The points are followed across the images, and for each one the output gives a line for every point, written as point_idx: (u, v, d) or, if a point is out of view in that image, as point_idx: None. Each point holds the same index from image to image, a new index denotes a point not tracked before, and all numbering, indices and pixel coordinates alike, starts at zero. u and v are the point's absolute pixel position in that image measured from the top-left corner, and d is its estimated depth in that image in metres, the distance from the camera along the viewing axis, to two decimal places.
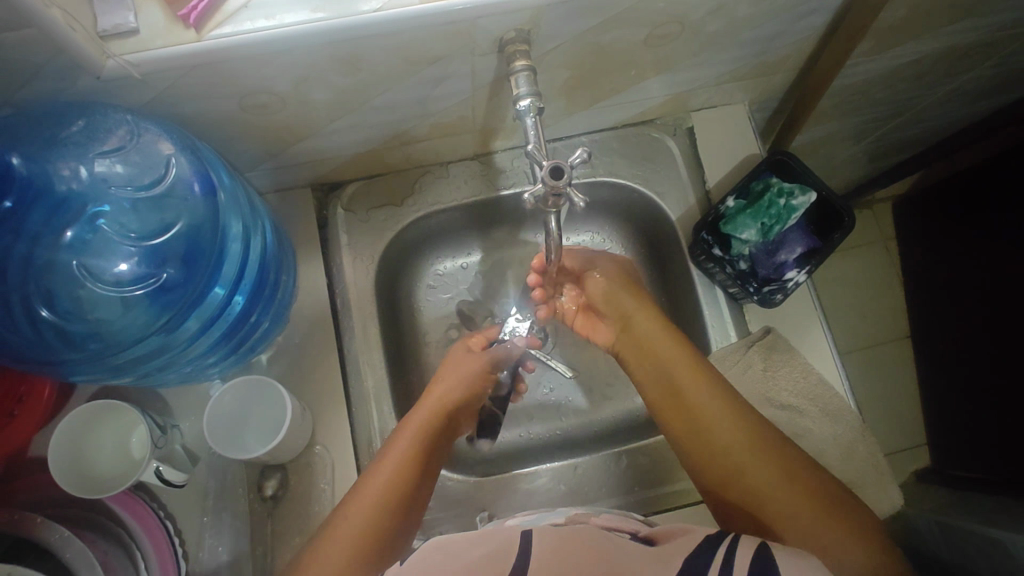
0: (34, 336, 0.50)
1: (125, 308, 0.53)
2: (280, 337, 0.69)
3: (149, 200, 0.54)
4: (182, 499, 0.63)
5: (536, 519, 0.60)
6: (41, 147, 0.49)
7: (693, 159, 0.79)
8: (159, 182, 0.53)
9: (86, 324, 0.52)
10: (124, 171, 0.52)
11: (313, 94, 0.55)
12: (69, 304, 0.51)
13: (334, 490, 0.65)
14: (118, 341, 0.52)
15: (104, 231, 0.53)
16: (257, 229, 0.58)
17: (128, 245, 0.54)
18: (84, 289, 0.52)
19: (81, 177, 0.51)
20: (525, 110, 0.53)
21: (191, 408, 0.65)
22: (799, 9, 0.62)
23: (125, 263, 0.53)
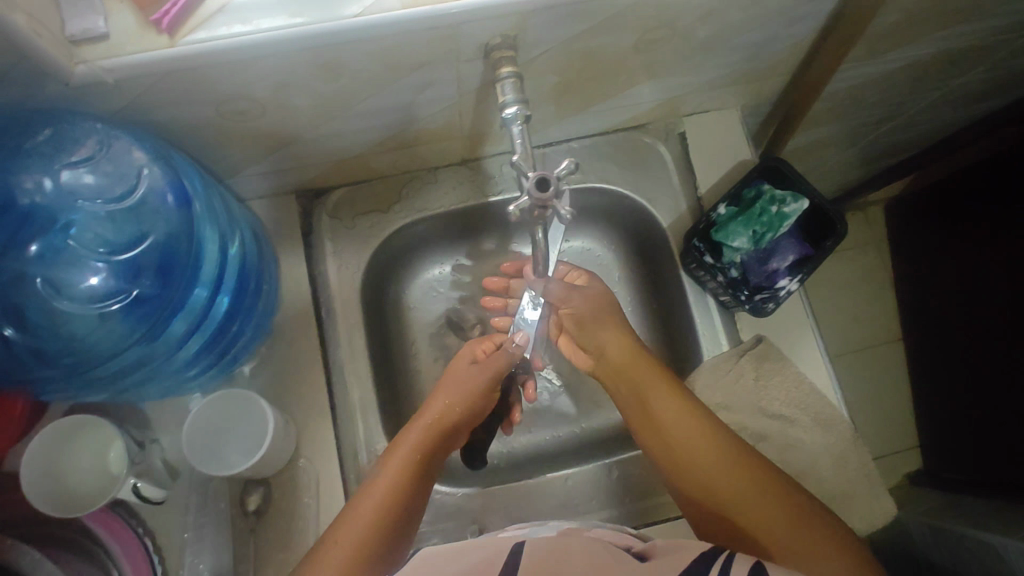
0: (5, 351, 0.48)
1: (97, 324, 0.51)
2: (264, 348, 0.67)
3: (121, 212, 0.52)
4: (160, 515, 0.61)
5: (529, 531, 0.59)
6: (7, 159, 0.47)
7: (685, 165, 0.78)
8: (131, 192, 0.51)
9: (60, 341, 0.50)
10: (94, 182, 0.51)
11: (293, 100, 0.54)
12: (39, 318, 0.50)
13: (320, 504, 0.64)
14: (95, 355, 0.50)
15: (74, 244, 0.52)
16: (235, 236, 0.56)
17: (97, 259, 0.52)
18: (54, 306, 0.51)
19: (46, 189, 0.49)
20: (511, 117, 0.51)
21: (171, 422, 0.64)
22: (790, 15, 0.60)
23: (97, 276, 0.52)
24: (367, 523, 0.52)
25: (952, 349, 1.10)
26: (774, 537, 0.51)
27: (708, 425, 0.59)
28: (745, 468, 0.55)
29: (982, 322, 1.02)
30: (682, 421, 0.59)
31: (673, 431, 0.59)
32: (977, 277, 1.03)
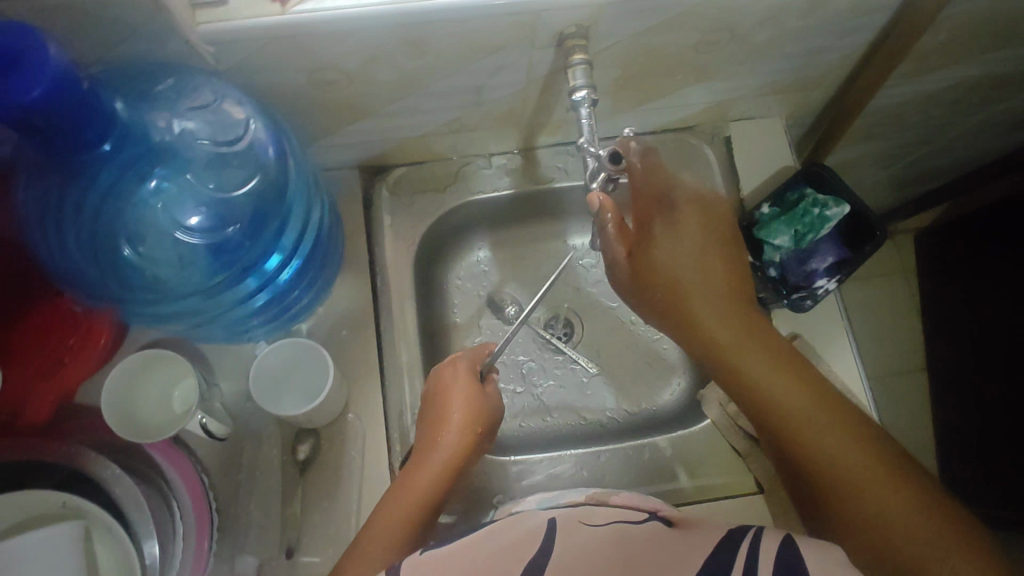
0: (100, 269, 0.54)
1: (180, 263, 0.56)
2: (321, 309, 0.71)
3: (221, 159, 0.56)
4: (215, 454, 0.65)
5: (555, 498, 0.61)
6: (135, 97, 0.51)
7: (729, 167, 0.81)
8: (233, 143, 0.56)
9: (146, 272, 0.56)
10: (206, 129, 0.55)
11: (377, 74, 0.58)
12: (135, 240, 0.55)
13: (364, 457, 0.67)
14: (171, 290, 0.55)
15: (176, 186, 0.56)
16: (316, 203, 0.61)
17: (200, 201, 0.57)
18: (148, 239, 0.56)
19: (174, 131, 0.54)
20: (581, 101, 0.56)
21: (233, 369, 0.68)
22: (843, 26, 0.64)
23: (194, 215, 0.57)
24: (401, 522, 0.58)
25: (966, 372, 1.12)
26: (890, 528, 0.54)
27: (844, 418, 0.59)
28: (882, 466, 0.56)
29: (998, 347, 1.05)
30: (824, 435, 0.58)
31: (809, 435, 0.58)
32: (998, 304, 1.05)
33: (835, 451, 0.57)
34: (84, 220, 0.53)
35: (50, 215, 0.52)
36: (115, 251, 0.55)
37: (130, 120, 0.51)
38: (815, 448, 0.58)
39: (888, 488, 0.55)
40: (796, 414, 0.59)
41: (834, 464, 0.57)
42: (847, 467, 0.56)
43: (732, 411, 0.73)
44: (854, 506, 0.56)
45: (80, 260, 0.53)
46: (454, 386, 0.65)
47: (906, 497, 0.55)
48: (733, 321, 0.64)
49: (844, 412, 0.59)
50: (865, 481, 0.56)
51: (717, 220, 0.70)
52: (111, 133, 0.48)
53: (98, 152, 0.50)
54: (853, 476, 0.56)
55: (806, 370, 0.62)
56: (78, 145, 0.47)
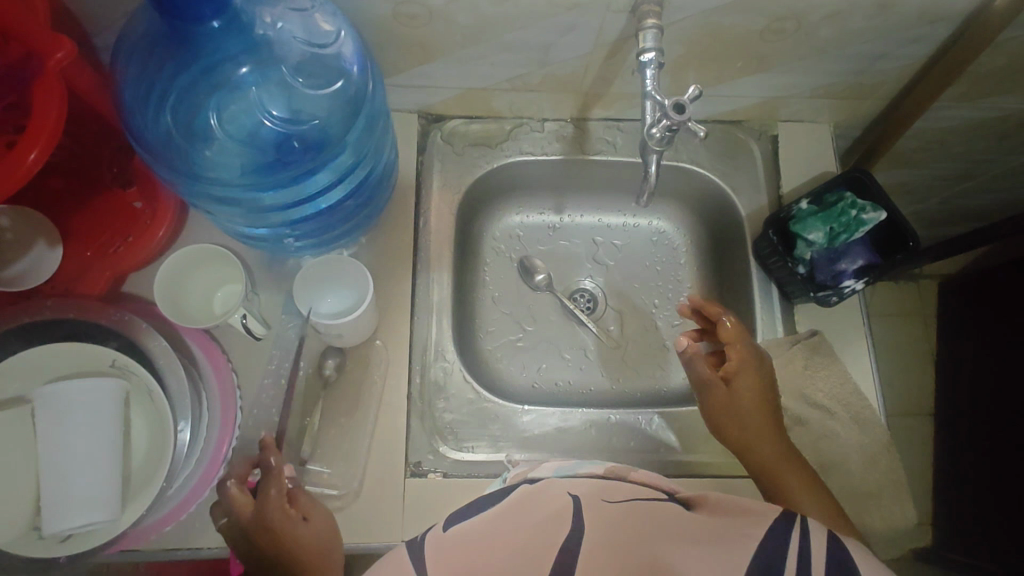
0: (176, 140, 0.58)
1: (244, 153, 0.60)
2: (363, 239, 0.74)
3: (308, 66, 0.60)
4: (244, 356, 0.68)
5: (572, 467, 0.62)
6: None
7: (772, 164, 0.83)
8: (321, 50, 0.59)
9: (215, 154, 0.59)
10: (302, 33, 0.58)
11: (456, 15, 0.62)
12: (215, 119, 0.59)
13: (385, 383, 0.70)
14: (233, 177, 0.59)
15: (262, 82, 0.60)
16: (381, 132, 0.64)
17: (280, 101, 0.61)
18: (226, 124, 0.60)
19: (275, 28, 0.58)
20: (647, 62, 0.58)
21: (273, 281, 0.71)
22: (905, 33, 0.66)
23: (272, 110, 0.60)
24: None
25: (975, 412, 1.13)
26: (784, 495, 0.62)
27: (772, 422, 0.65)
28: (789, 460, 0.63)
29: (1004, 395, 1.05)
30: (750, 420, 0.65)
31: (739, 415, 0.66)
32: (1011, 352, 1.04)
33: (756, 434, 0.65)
34: (176, 89, 0.57)
35: (147, 77, 0.55)
36: (193, 126, 0.59)
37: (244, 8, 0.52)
38: (784, 475, 0.63)
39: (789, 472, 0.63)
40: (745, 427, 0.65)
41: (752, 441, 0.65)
42: (761, 446, 0.64)
43: None
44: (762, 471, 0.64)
45: (163, 126, 0.57)
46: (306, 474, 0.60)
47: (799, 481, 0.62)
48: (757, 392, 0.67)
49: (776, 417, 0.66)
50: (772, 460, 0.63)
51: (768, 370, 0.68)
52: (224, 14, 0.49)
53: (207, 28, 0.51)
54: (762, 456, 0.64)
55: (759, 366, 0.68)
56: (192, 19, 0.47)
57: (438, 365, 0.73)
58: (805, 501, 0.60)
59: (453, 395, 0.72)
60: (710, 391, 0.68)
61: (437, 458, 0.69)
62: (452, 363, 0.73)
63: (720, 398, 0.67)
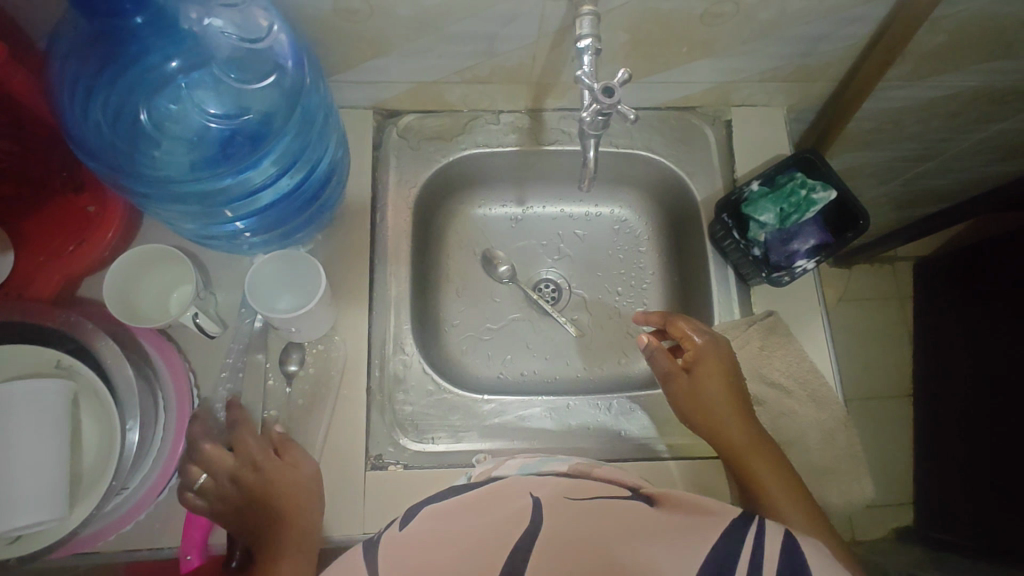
0: (116, 139, 0.58)
1: (188, 151, 0.61)
2: (320, 236, 0.75)
3: (242, 61, 0.60)
4: (202, 356, 0.68)
5: (536, 465, 0.62)
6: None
7: (726, 149, 0.84)
8: (252, 45, 0.58)
9: (156, 153, 0.59)
10: (225, 26, 0.56)
11: (397, 9, 0.62)
12: (158, 121, 0.60)
13: (344, 378, 0.70)
14: (174, 176, 0.59)
15: (204, 80, 0.61)
16: (326, 128, 0.64)
17: (220, 99, 0.62)
18: (172, 123, 0.61)
19: (202, 25, 0.56)
20: (584, 49, 0.58)
21: (230, 280, 0.71)
22: (844, 14, 0.67)
23: (213, 107, 0.62)
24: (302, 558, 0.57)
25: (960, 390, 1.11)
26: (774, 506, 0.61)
27: (753, 427, 0.66)
28: (777, 467, 0.64)
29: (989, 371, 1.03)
30: (733, 427, 0.66)
31: (720, 423, 0.66)
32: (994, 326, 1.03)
33: (738, 440, 0.65)
34: (115, 91, 0.57)
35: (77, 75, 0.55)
36: (136, 130, 0.59)
37: (165, 1, 0.53)
38: (771, 487, 0.62)
39: (780, 483, 0.62)
40: (731, 437, 0.65)
41: (739, 451, 0.65)
42: (749, 457, 0.64)
43: None
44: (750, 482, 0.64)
45: (103, 129, 0.57)
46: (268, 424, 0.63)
47: (789, 491, 0.62)
48: (722, 384, 0.68)
49: (757, 427, 0.66)
50: (762, 472, 0.63)
51: (728, 359, 0.69)
52: (144, 7, 0.52)
53: (132, 23, 0.53)
54: (751, 466, 0.64)
55: (737, 377, 0.69)
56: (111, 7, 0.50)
57: (397, 358, 0.73)
58: (784, 506, 0.61)
59: (413, 387, 0.73)
60: (674, 381, 0.69)
61: (397, 450, 0.69)
62: (411, 356, 0.73)
63: (685, 386, 0.68)
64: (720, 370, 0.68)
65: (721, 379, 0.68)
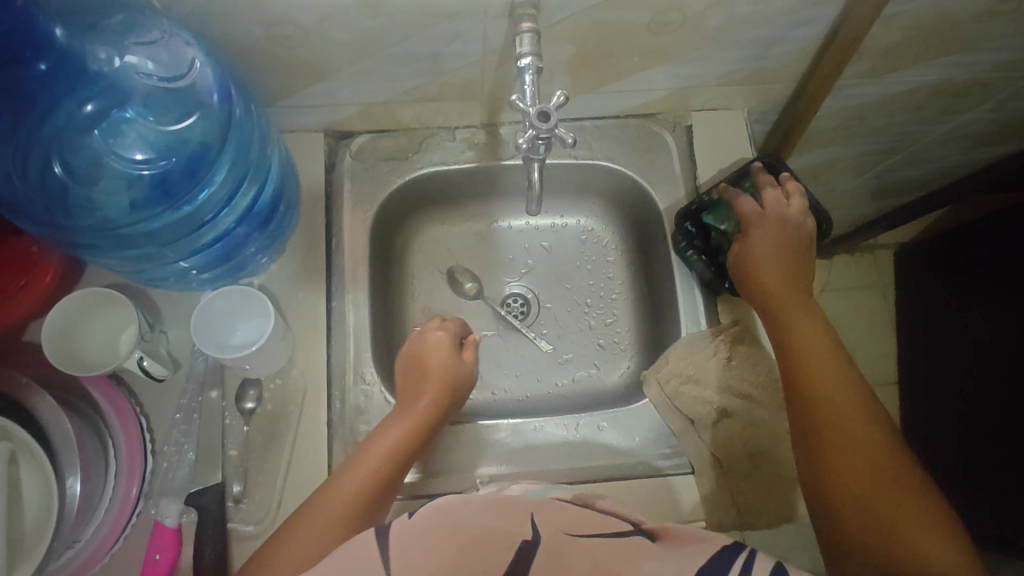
0: (42, 189, 0.56)
1: (127, 187, 0.58)
2: (273, 265, 0.73)
3: (168, 98, 0.58)
4: (155, 398, 0.66)
5: (542, 491, 0.59)
6: (81, 27, 0.52)
7: (687, 155, 0.82)
8: (177, 81, 0.57)
9: (87, 197, 0.57)
10: (151, 68, 0.56)
11: (334, 33, 0.60)
12: (83, 169, 0.58)
13: (303, 412, 0.68)
14: (111, 219, 0.58)
15: (126, 120, 0.58)
16: (261, 158, 0.63)
17: (144, 138, 0.58)
18: (105, 160, 0.58)
19: (114, 64, 0.55)
20: (525, 68, 0.57)
21: (181, 317, 0.69)
22: (795, 16, 0.66)
23: (140, 152, 0.58)
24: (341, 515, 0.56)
25: (947, 379, 1.09)
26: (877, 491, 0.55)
27: (860, 394, 0.60)
28: (886, 449, 0.57)
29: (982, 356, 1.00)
30: (837, 390, 0.59)
31: (828, 382, 0.60)
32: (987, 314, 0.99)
33: (844, 406, 0.59)
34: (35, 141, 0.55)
35: None
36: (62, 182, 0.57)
37: (68, 43, 0.52)
38: (882, 470, 0.56)
39: (886, 465, 0.56)
40: (836, 399, 0.59)
41: (842, 419, 0.58)
42: (855, 428, 0.58)
43: (671, 391, 0.73)
44: (837, 452, 0.57)
45: (22, 184, 0.55)
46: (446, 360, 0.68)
47: (903, 485, 0.55)
48: (810, 324, 0.64)
49: (871, 403, 0.60)
50: (868, 448, 0.57)
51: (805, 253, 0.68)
52: (48, 52, 0.52)
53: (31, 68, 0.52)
54: (858, 439, 0.57)
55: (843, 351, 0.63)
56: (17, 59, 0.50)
57: (358, 389, 0.71)
58: (912, 509, 0.54)
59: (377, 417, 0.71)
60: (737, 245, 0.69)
61: None
62: (372, 386, 0.71)
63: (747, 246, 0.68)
64: (795, 296, 0.66)
65: (811, 322, 0.64)
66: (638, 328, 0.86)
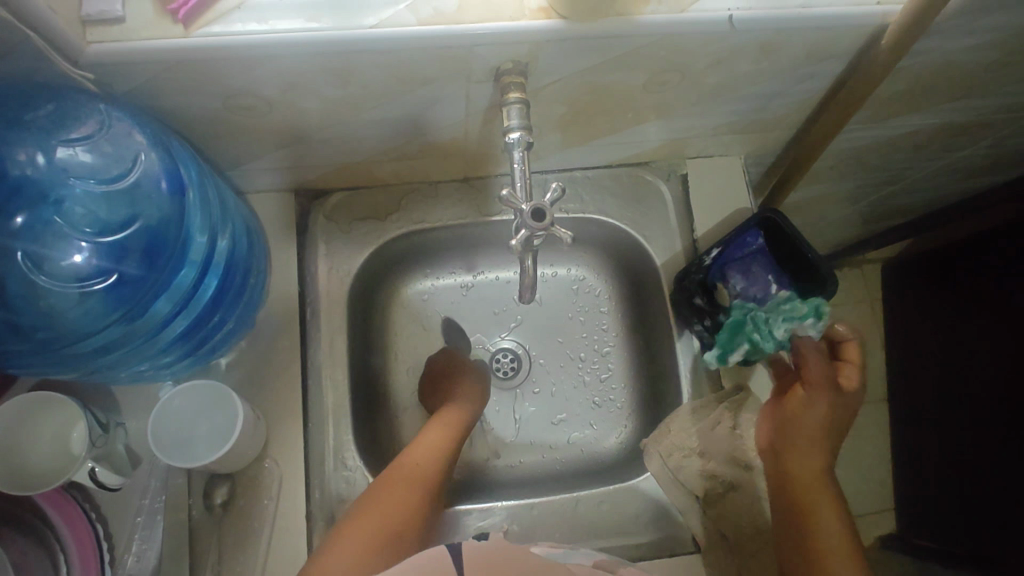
0: None
1: (79, 298, 0.51)
2: (243, 343, 0.67)
3: (116, 193, 0.52)
4: (113, 501, 0.60)
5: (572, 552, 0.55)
6: (3, 127, 0.47)
7: (683, 205, 0.78)
8: (121, 177, 0.51)
9: (36, 311, 0.50)
10: (89, 161, 0.51)
11: (300, 101, 0.54)
12: (19, 291, 0.50)
13: (279, 506, 0.63)
14: (70, 333, 0.51)
15: (56, 226, 0.51)
16: (224, 229, 0.57)
17: (82, 239, 0.52)
18: (34, 282, 0.51)
19: (38, 164, 0.50)
20: (514, 143, 0.52)
21: (140, 407, 0.63)
22: (799, 72, 0.61)
23: (81, 255, 0.52)
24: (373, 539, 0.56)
25: (942, 407, 1.06)
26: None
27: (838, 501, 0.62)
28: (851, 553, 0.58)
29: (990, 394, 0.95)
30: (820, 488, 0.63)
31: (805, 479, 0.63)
32: (1000, 342, 0.95)
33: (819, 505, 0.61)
34: None
35: None
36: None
37: None
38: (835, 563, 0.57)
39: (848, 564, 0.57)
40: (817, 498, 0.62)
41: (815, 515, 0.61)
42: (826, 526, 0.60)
43: (673, 465, 0.69)
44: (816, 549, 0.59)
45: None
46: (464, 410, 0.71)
47: None
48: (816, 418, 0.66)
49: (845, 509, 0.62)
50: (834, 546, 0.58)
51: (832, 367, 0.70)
52: None
53: None
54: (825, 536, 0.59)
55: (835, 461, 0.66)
56: None
57: (339, 476, 0.66)
58: None
59: None
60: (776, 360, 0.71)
61: None
62: (355, 471, 0.66)
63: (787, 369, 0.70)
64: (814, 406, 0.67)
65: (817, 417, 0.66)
66: (636, 386, 0.82)
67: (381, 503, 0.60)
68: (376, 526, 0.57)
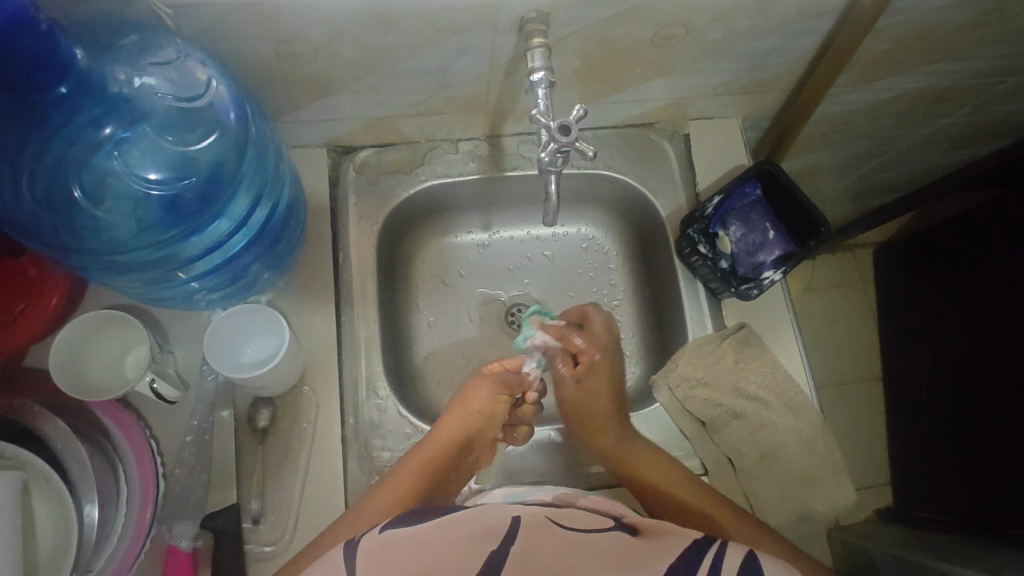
0: (55, 214, 0.55)
1: (136, 209, 0.58)
2: (281, 282, 0.73)
3: (184, 119, 0.57)
4: (166, 420, 0.65)
5: (523, 494, 0.68)
6: (98, 49, 0.52)
7: (686, 162, 0.84)
8: (192, 102, 0.57)
9: (93, 218, 0.57)
10: (166, 87, 0.56)
11: (344, 49, 0.60)
12: (91, 201, 0.57)
13: (316, 429, 0.68)
14: (121, 245, 0.57)
15: (135, 146, 0.58)
16: (272, 194, 0.63)
17: (155, 158, 0.58)
18: (110, 179, 0.57)
19: (134, 85, 0.55)
20: (537, 82, 0.59)
21: (188, 336, 0.68)
22: (791, 30, 0.68)
23: (154, 173, 0.58)
24: (397, 495, 0.63)
25: (934, 368, 1.12)
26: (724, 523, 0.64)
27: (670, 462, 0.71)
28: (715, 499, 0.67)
29: (978, 350, 1.01)
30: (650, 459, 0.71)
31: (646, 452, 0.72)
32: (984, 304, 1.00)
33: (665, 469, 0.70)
34: (43, 166, 0.54)
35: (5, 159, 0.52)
36: (71, 207, 0.56)
37: (90, 69, 0.51)
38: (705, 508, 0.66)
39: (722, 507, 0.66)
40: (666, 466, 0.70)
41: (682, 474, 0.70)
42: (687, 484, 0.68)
43: (682, 396, 0.75)
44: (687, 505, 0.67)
45: (27, 203, 0.54)
46: (471, 404, 0.71)
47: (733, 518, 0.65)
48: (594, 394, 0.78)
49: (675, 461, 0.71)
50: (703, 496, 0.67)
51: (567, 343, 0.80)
52: (69, 77, 0.49)
53: (54, 95, 0.50)
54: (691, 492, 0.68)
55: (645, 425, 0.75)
56: (33, 86, 0.47)
57: (371, 404, 0.71)
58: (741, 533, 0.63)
59: (392, 431, 0.71)
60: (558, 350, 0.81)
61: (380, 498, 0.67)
62: (386, 400, 0.72)
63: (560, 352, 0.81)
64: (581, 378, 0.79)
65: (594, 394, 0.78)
66: (643, 333, 0.87)
67: (403, 472, 0.65)
68: (398, 491, 0.63)
